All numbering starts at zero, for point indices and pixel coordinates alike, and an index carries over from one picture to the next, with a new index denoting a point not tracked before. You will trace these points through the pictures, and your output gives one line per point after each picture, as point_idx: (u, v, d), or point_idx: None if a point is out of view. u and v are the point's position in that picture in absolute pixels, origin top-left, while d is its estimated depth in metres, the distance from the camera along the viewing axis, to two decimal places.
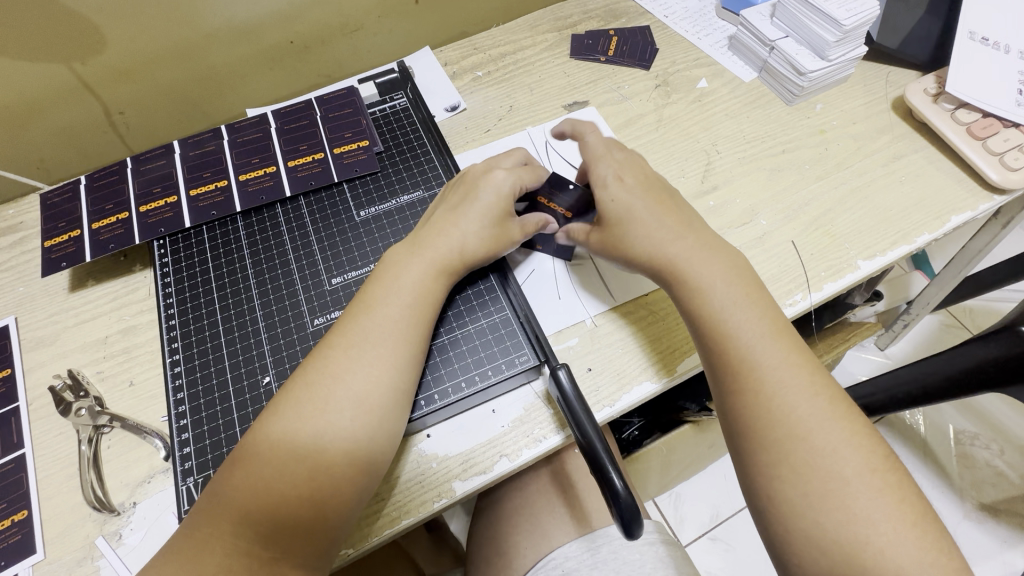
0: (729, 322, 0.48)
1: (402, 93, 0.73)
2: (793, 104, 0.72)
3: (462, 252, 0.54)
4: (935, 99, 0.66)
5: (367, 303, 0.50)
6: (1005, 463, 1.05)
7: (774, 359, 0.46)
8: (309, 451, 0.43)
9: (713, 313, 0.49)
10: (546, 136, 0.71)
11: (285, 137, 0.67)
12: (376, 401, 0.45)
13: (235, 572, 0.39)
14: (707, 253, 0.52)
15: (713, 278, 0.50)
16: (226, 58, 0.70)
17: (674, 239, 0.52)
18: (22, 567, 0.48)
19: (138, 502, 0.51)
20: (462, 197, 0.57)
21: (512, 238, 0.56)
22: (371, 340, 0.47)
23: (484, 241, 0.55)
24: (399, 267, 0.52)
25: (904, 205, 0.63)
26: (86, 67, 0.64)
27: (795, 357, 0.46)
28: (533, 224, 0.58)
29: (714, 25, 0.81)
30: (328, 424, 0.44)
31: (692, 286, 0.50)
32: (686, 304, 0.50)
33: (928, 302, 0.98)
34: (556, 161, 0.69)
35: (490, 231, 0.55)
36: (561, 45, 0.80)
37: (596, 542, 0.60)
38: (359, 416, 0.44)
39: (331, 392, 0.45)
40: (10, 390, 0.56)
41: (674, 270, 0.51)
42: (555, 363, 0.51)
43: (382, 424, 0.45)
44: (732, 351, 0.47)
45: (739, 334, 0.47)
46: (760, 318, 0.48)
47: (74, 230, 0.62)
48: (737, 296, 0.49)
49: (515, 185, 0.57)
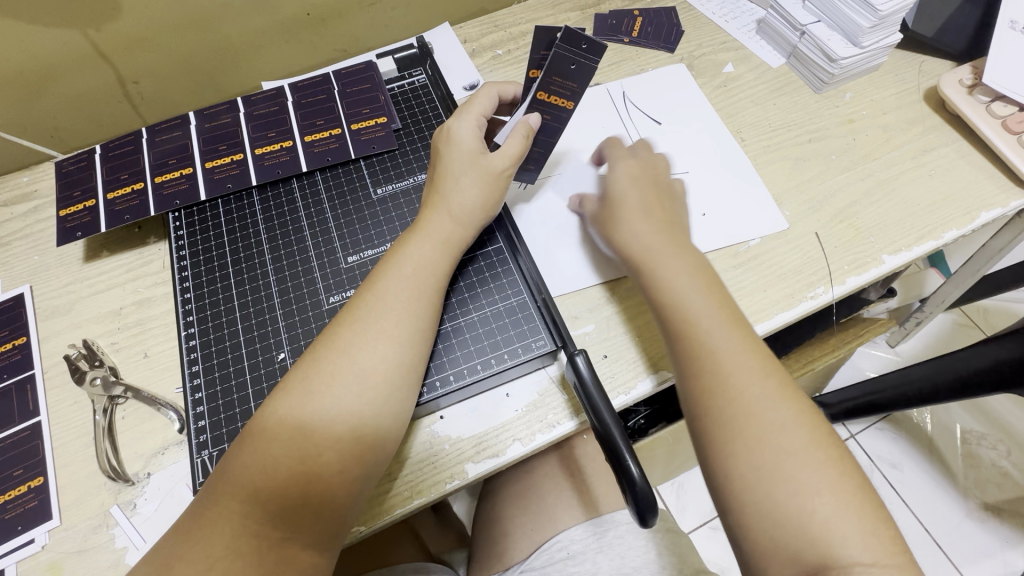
0: (687, 302, 0.48)
1: (421, 70, 0.71)
2: (821, 92, 0.70)
3: (453, 212, 0.53)
4: (970, 91, 0.65)
5: (376, 279, 0.49)
6: (1011, 463, 1.05)
7: (730, 345, 0.46)
8: (318, 428, 0.43)
9: (675, 297, 0.49)
10: (625, 90, 0.71)
11: (301, 111, 0.66)
12: (385, 378, 0.45)
13: (243, 554, 0.39)
14: (677, 249, 0.51)
15: (677, 270, 0.50)
16: (241, 28, 0.69)
17: (646, 233, 0.53)
18: (39, 532, 0.48)
19: (153, 472, 0.51)
20: (435, 167, 0.56)
21: (503, 172, 0.54)
22: (378, 316, 0.47)
23: (474, 189, 0.53)
24: (423, 244, 0.51)
25: (931, 200, 0.61)
26: (101, 33, 0.62)
27: (749, 343, 0.46)
28: (523, 146, 0.54)
29: (743, 7, 0.78)
30: (346, 400, 0.44)
31: (654, 264, 0.51)
32: (649, 288, 0.50)
33: (944, 298, 0.95)
34: (633, 114, 0.69)
35: (477, 176, 0.53)
36: (583, 25, 0.78)
37: (602, 526, 0.61)
38: (366, 394, 0.44)
39: (353, 368, 0.45)
40: (26, 357, 0.57)
41: (644, 249, 0.52)
42: (572, 349, 0.51)
43: (390, 401, 0.45)
44: (693, 341, 0.46)
45: (693, 322, 0.47)
46: (717, 305, 0.48)
47: (89, 200, 0.61)
48: (703, 290, 0.48)
49: (476, 123, 0.56)
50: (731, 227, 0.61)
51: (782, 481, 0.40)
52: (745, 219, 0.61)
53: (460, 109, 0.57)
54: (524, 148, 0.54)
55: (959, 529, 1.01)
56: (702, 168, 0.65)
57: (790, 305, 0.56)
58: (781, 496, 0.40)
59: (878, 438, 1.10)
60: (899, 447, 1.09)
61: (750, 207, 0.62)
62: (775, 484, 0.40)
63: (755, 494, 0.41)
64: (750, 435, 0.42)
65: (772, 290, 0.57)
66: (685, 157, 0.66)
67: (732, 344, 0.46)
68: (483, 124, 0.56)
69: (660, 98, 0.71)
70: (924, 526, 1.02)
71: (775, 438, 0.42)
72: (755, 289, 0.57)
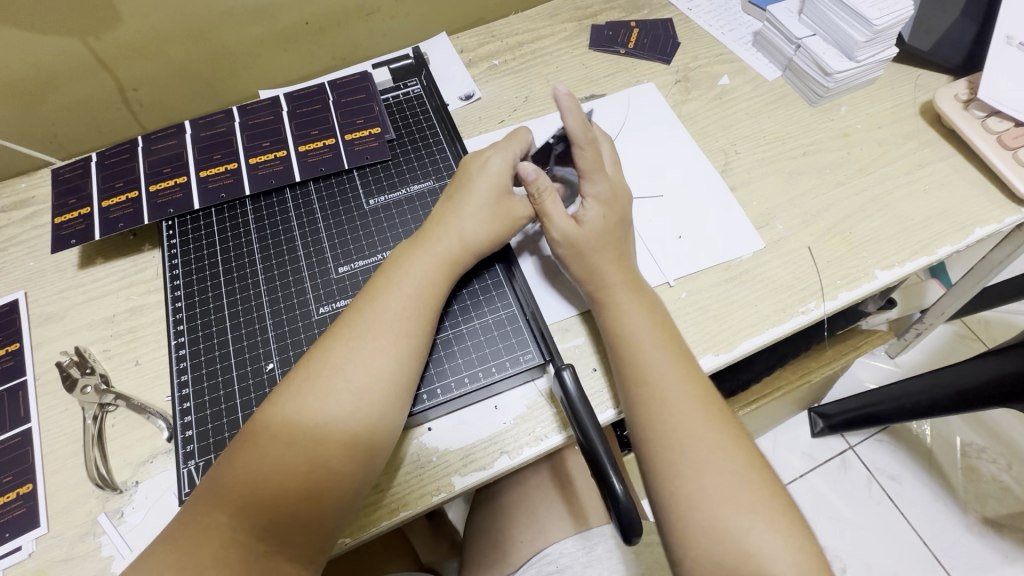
0: (641, 336, 0.49)
1: (416, 80, 0.72)
2: (817, 105, 0.70)
3: (464, 237, 0.53)
4: (965, 106, 0.64)
5: (376, 296, 0.49)
6: (1011, 478, 1.04)
7: (675, 376, 0.47)
8: (313, 442, 0.43)
9: (630, 330, 0.50)
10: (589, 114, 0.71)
11: (296, 121, 0.66)
12: (379, 395, 0.45)
13: (229, 567, 0.39)
14: (635, 287, 0.52)
15: (633, 306, 0.51)
16: (240, 37, 0.69)
17: (607, 266, 0.52)
18: (27, 539, 0.49)
19: (141, 481, 0.51)
20: (456, 187, 0.56)
21: (519, 219, 0.55)
22: (376, 333, 0.47)
23: (493, 221, 0.54)
24: (425, 261, 0.51)
25: (926, 215, 0.61)
26: (100, 42, 0.63)
27: (690, 375, 0.47)
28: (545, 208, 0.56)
29: (740, 19, 0.78)
30: (337, 417, 0.44)
31: (614, 297, 0.52)
32: (609, 321, 0.51)
33: (944, 310, 0.94)
34: None
35: (499, 209, 0.54)
36: (580, 36, 0.78)
37: (591, 540, 0.60)
38: (362, 407, 0.44)
39: (347, 385, 0.45)
40: (19, 364, 0.57)
41: (606, 285, 0.52)
42: (560, 364, 0.51)
43: (385, 416, 0.45)
44: (640, 372, 0.48)
45: (639, 353, 0.49)
46: (665, 340, 0.49)
47: (84, 207, 0.62)
48: (652, 324, 0.50)
49: (510, 164, 0.56)
50: (724, 241, 0.61)
51: (712, 487, 0.42)
52: (736, 229, 0.61)
53: (501, 142, 0.58)
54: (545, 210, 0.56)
55: (958, 544, 1.00)
56: (677, 189, 0.65)
57: (781, 319, 0.56)
58: (706, 502, 0.42)
59: (876, 451, 1.10)
60: (898, 460, 1.08)
61: (729, 224, 0.62)
62: (708, 491, 0.42)
63: (683, 498, 0.43)
64: (676, 442, 0.44)
65: (764, 304, 0.57)
66: (677, 172, 0.66)
67: (676, 377, 0.47)
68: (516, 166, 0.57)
69: (651, 112, 0.71)
70: (922, 540, 1.01)
71: (746, 454, 0.44)
72: (747, 303, 0.57)
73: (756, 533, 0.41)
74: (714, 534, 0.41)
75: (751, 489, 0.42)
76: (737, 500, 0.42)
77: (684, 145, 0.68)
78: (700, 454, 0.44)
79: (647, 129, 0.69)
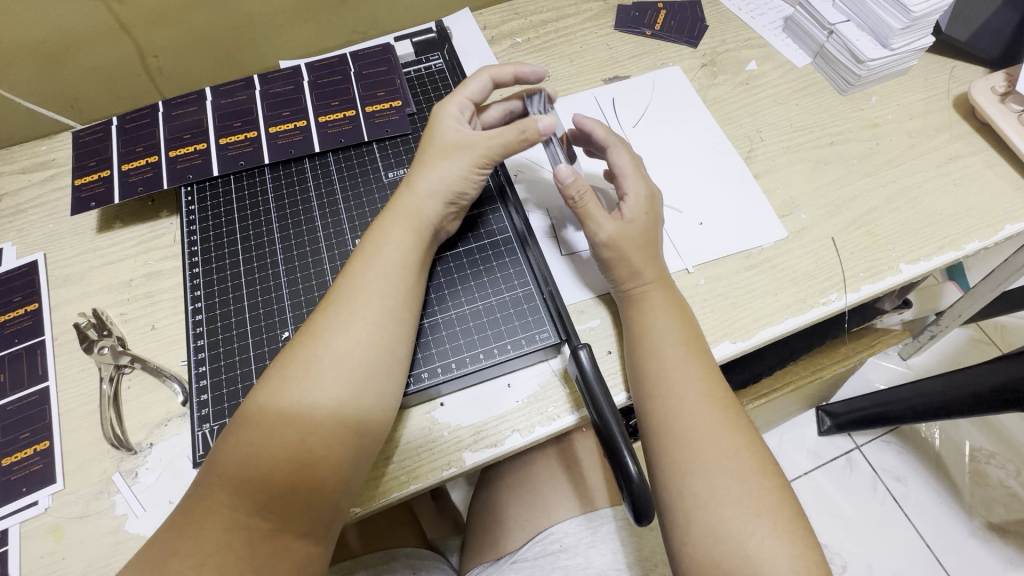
0: (662, 334, 0.49)
1: (439, 54, 0.71)
2: (847, 94, 0.68)
3: (416, 188, 0.51)
4: (1002, 98, 0.62)
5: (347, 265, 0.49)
6: (1019, 484, 1.03)
7: (694, 373, 0.47)
8: (303, 418, 0.42)
9: (654, 329, 0.49)
10: (614, 99, 0.69)
11: (317, 92, 0.66)
12: (358, 358, 0.44)
13: (235, 547, 0.39)
14: (664, 289, 0.52)
15: (661, 308, 0.50)
16: (263, 7, 0.69)
17: (643, 265, 0.52)
18: (43, 494, 0.49)
19: (155, 443, 0.52)
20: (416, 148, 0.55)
21: (467, 148, 0.52)
22: (348, 297, 0.46)
23: (443, 166, 0.52)
24: (392, 227, 0.50)
25: (954, 210, 0.60)
26: (123, 6, 0.63)
27: (709, 374, 0.47)
28: (515, 138, 0.51)
29: (771, 4, 0.76)
30: (326, 383, 0.43)
31: (648, 298, 0.51)
32: (635, 320, 0.51)
33: (960, 313, 0.92)
34: (624, 121, 0.68)
35: (445, 154, 0.52)
36: (606, 16, 0.76)
37: (596, 521, 0.61)
38: (342, 374, 0.44)
39: (327, 353, 0.44)
40: (37, 324, 0.58)
41: (638, 287, 0.52)
42: (576, 343, 0.50)
43: (366, 385, 0.44)
44: (660, 370, 0.47)
45: (661, 350, 0.48)
46: (688, 339, 0.49)
47: (104, 170, 0.62)
48: (680, 324, 0.50)
49: (454, 107, 0.55)
50: (747, 228, 0.60)
51: (713, 479, 0.42)
52: (754, 215, 0.61)
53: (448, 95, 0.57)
54: (517, 145, 0.52)
55: (963, 548, 0.99)
56: (698, 176, 0.64)
57: (800, 310, 0.55)
58: (705, 496, 0.42)
59: (883, 451, 1.09)
60: (905, 461, 1.07)
61: (747, 215, 0.61)
62: (709, 485, 0.42)
63: (683, 489, 0.43)
64: (688, 439, 0.44)
65: (784, 294, 0.56)
66: (700, 158, 0.65)
67: (694, 376, 0.47)
68: (468, 110, 0.56)
69: (671, 96, 0.69)
70: (925, 542, 1.00)
71: (747, 442, 0.44)
72: (766, 293, 0.56)
73: (769, 528, 0.40)
74: (712, 528, 0.41)
75: (748, 483, 0.42)
76: (734, 494, 0.42)
77: (705, 130, 0.67)
78: (705, 450, 0.43)
79: (668, 112, 0.68)
